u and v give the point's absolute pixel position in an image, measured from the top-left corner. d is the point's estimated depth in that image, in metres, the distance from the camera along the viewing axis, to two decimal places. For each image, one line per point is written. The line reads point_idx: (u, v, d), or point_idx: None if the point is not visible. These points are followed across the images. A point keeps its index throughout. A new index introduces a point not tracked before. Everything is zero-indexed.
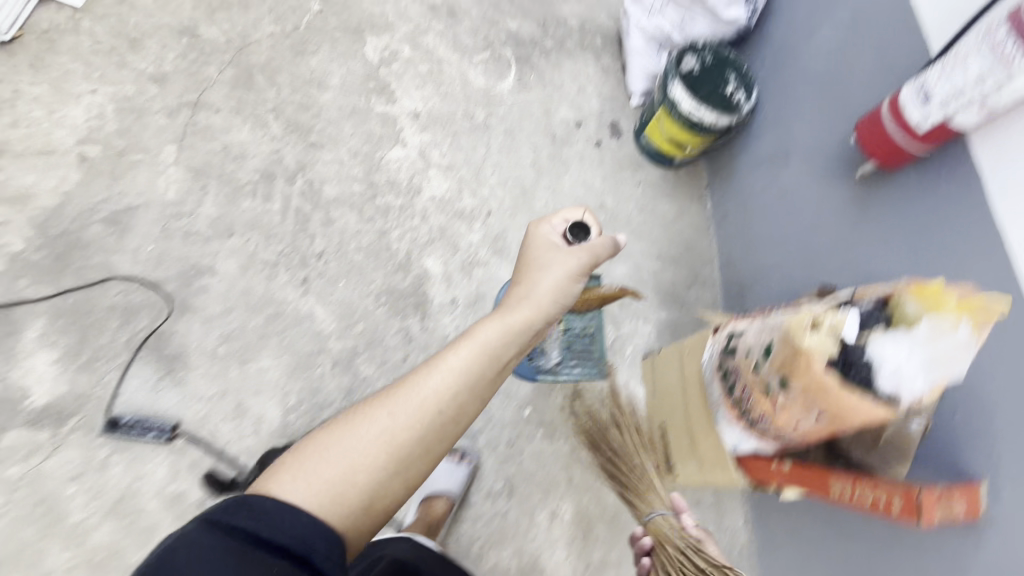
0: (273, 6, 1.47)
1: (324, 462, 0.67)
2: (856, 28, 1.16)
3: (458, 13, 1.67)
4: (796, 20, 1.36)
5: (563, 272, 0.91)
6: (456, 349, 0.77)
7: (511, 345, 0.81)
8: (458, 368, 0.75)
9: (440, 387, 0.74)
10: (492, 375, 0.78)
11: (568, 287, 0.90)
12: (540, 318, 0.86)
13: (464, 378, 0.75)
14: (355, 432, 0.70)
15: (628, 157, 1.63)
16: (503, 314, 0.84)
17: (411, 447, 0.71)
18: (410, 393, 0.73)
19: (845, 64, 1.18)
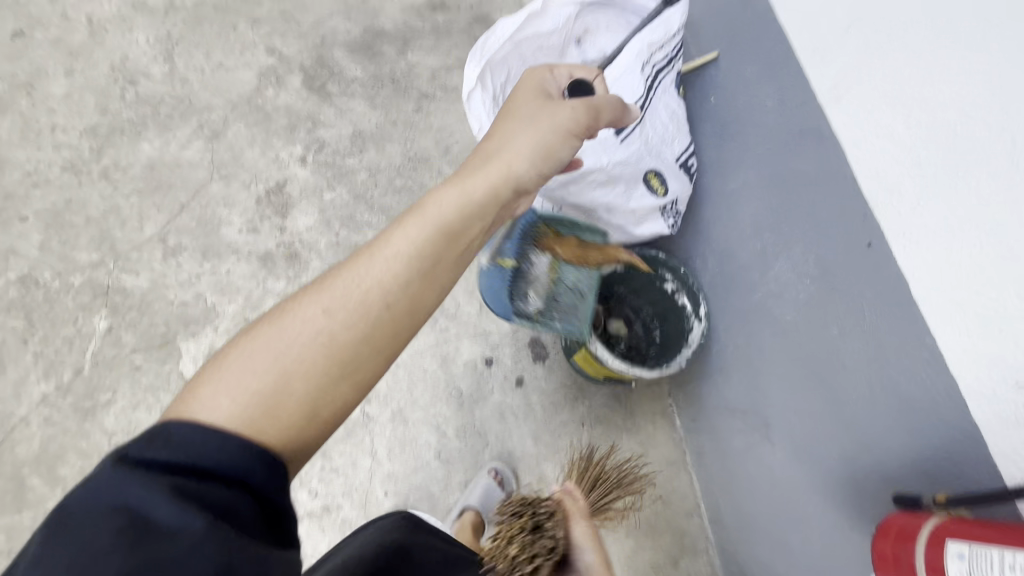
0: (38, 350, 1.10)
1: (246, 372, 0.52)
2: (828, 292, 0.78)
3: (300, 253, 1.29)
4: (736, 227, 0.96)
5: (560, 136, 0.68)
6: (400, 230, 0.60)
7: (474, 220, 0.63)
8: (410, 257, 0.58)
9: (387, 279, 0.57)
10: (443, 262, 0.61)
11: (555, 149, 0.68)
12: (507, 183, 0.65)
13: (418, 267, 0.59)
14: (285, 331, 0.54)
15: (561, 387, 1.26)
16: (464, 180, 0.64)
17: (357, 352, 0.55)
18: (351, 283, 0.57)
19: (821, 337, 0.80)
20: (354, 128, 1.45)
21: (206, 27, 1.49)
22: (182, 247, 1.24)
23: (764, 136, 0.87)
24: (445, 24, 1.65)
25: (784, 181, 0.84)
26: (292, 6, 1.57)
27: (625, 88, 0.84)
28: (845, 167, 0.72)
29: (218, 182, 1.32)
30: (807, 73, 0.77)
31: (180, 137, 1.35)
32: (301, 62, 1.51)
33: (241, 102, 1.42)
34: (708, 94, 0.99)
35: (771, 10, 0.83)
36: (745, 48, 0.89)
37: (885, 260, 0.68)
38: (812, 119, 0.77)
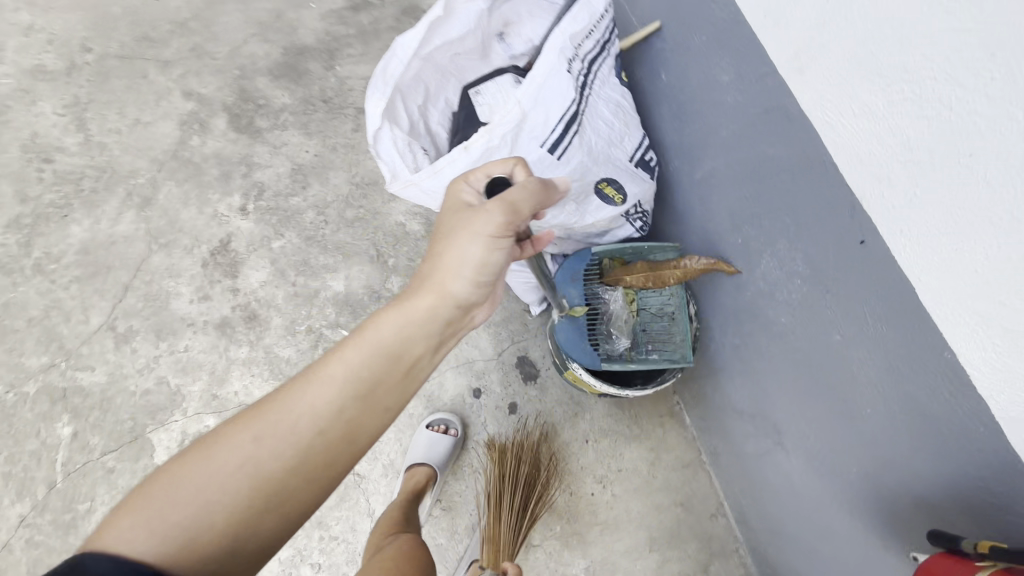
0: (7, 470, 1.06)
1: (163, 510, 0.44)
2: (823, 294, 0.67)
3: (258, 313, 1.20)
4: (712, 219, 0.85)
5: (487, 243, 0.55)
6: (342, 350, 0.52)
7: (417, 341, 0.54)
8: (353, 380, 0.51)
9: (327, 406, 0.50)
10: (391, 388, 0.53)
11: (491, 257, 0.56)
12: (448, 303, 0.56)
13: (362, 392, 0.52)
14: (210, 463, 0.47)
15: (558, 406, 1.18)
16: (403, 298, 0.55)
17: (293, 488, 0.49)
18: (285, 412, 0.49)
19: (824, 344, 0.69)
20: (293, 163, 1.34)
21: (115, 82, 1.37)
22: (134, 331, 1.16)
23: (727, 116, 0.74)
24: (371, 26, 1.50)
25: (756, 168, 0.72)
26: (202, 40, 1.44)
27: (552, 96, 0.70)
28: (824, 152, 0.60)
29: (159, 252, 1.23)
30: (761, 39, 0.63)
31: (109, 211, 1.25)
32: (223, 100, 1.38)
33: (166, 158, 1.31)
34: (658, 70, 0.86)
35: None
36: (688, 14, 0.76)
37: (886, 261, 0.56)
38: (775, 96, 0.64)
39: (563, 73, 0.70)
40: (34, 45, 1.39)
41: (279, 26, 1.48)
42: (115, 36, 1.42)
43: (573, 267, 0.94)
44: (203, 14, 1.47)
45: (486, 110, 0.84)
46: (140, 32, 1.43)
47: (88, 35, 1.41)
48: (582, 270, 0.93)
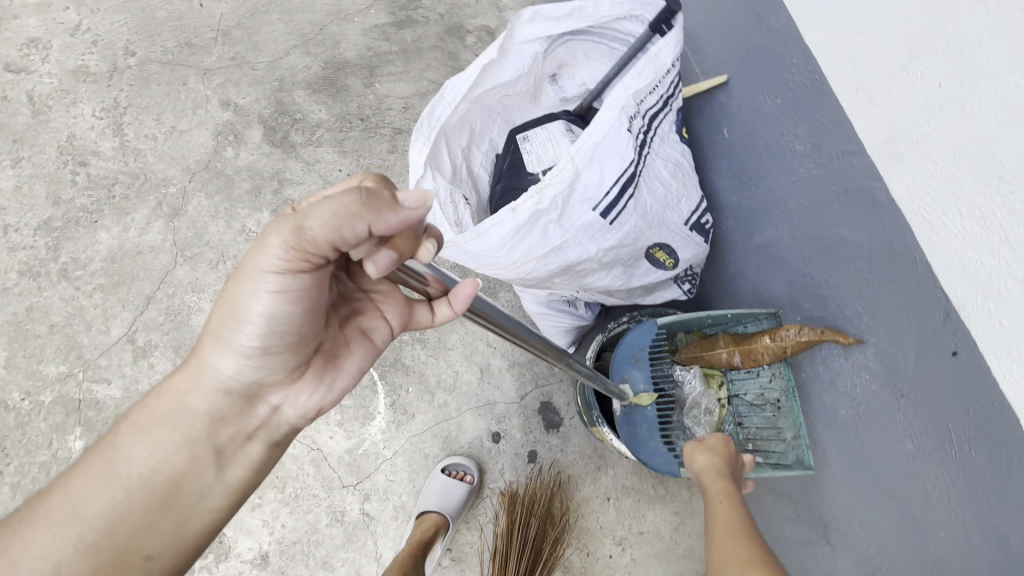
0: (16, 481, 1.04)
1: None
2: (896, 398, 0.60)
3: None
4: (768, 289, 0.79)
5: (264, 293, 0.43)
6: (93, 457, 0.51)
7: (172, 440, 0.50)
8: (92, 506, 0.49)
9: (59, 528, 0.48)
10: (145, 508, 0.50)
11: (277, 313, 0.45)
12: (198, 408, 0.50)
13: (108, 512, 0.49)
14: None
15: (580, 458, 1.12)
16: (156, 397, 0.51)
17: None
18: (25, 532, 0.48)
19: (891, 450, 0.62)
20: (325, 182, 1.30)
21: (154, 87, 1.36)
22: (152, 346, 1.14)
23: (797, 187, 0.68)
24: (414, 44, 1.47)
25: (825, 248, 0.66)
26: (244, 49, 1.43)
27: (609, 155, 0.64)
28: (915, 248, 0.53)
29: (184, 265, 1.21)
30: (851, 117, 0.57)
31: (139, 219, 1.24)
32: (259, 111, 1.36)
33: (199, 169, 1.29)
34: (720, 125, 0.80)
35: (794, 26, 0.63)
36: (762, 73, 0.70)
37: (980, 380, 0.50)
38: (859, 177, 0.58)
39: (624, 131, 0.64)
40: (79, 45, 1.39)
41: (321, 39, 1.46)
42: (159, 41, 1.41)
43: (637, 341, 0.85)
44: (247, 22, 1.46)
45: (532, 157, 0.77)
46: (183, 38, 1.42)
47: (132, 38, 1.40)
48: (648, 347, 0.86)
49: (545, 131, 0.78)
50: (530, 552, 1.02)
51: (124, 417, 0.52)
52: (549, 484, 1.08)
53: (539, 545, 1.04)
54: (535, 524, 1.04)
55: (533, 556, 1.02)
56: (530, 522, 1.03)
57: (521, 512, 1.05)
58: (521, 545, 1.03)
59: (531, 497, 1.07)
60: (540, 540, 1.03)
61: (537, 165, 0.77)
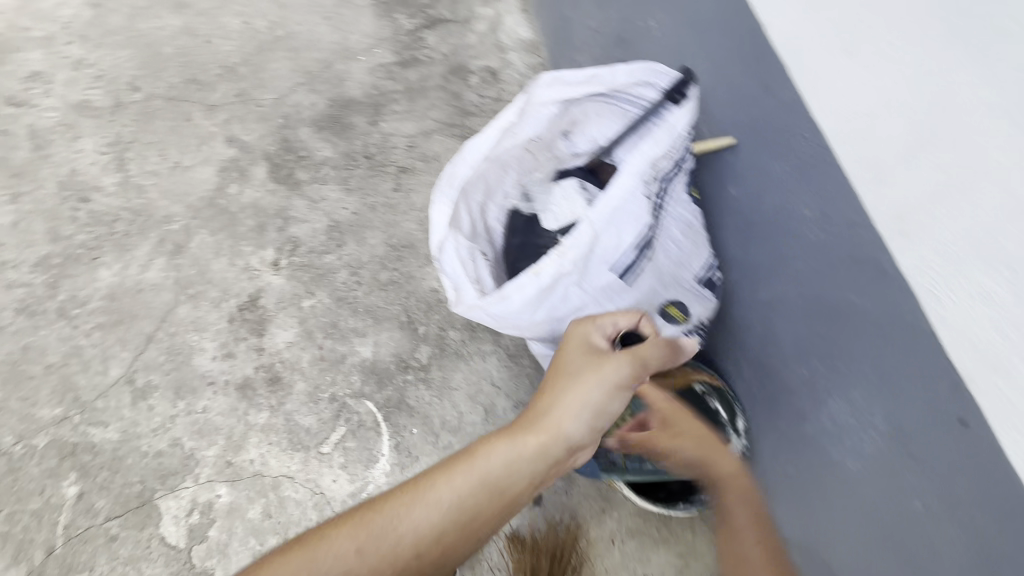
0: (6, 530, 1.01)
1: None
2: (905, 459, 0.62)
3: (281, 375, 1.16)
4: (774, 340, 0.81)
5: (611, 393, 0.64)
6: (453, 474, 0.63)
7: (519, 479, 0.63)
8: (448, 500, 0.62)
9: (417, 526, 0.61)
10: (486, 515, 0.63)
11: (604, 409, 0.64)
12: (550, 445, 0.64)
13: (461, 509, 0.62)
14: (319, 555, 0.59)
15: (585, 500, 1.12)
16: (509, 436, 0.64)
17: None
18: (388, 520, 0.61)
19: (899, 507, 0.65)
20: (330, 220, 1.31)
21: (159, 123, 1.36)
22: (152, 387, 1.12)
23: (803, 249, 0.71)
24: (418, 83, 1.50)
25: (831, 310, 0.69)
26: (249, 85, 1.44)
27: (625, 218, 0.67)
28: (922, 319, 0.56)
29: (186, 304, 1.20)
30: (857, 190, 0.61)
31: (140, 256, 1.22)
32: (264, 148, 1.37)
33: (202, 206, 1.29)
34: (727, 183, 0.83)
35: (801, 100, 0.67)
36: (768, 139, 0.73)
37: (988, 450, 0.52)
38: (867, 248, 0.61)
39: (641, 196, 0.67)
40: (82, 79, 1.39)
41: (327, 77, 1.48)
42: (163, 76, 1.41)
43: None
44: (253, 59, 1.47)
45: (549, 215, 0.80)
46: (188, 74, 1.43)
47: (136, 73, 1.41)
48: None
49: (560, 190, 0.81)
50: None
51: (483, 439, 0.65)
52: (573, 526, 1.11)
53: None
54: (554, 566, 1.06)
55: None
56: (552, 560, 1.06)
57: (541, 551, 1.07)
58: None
59: (556, 535, 1.10)
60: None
61: (552, 223, 0.80)
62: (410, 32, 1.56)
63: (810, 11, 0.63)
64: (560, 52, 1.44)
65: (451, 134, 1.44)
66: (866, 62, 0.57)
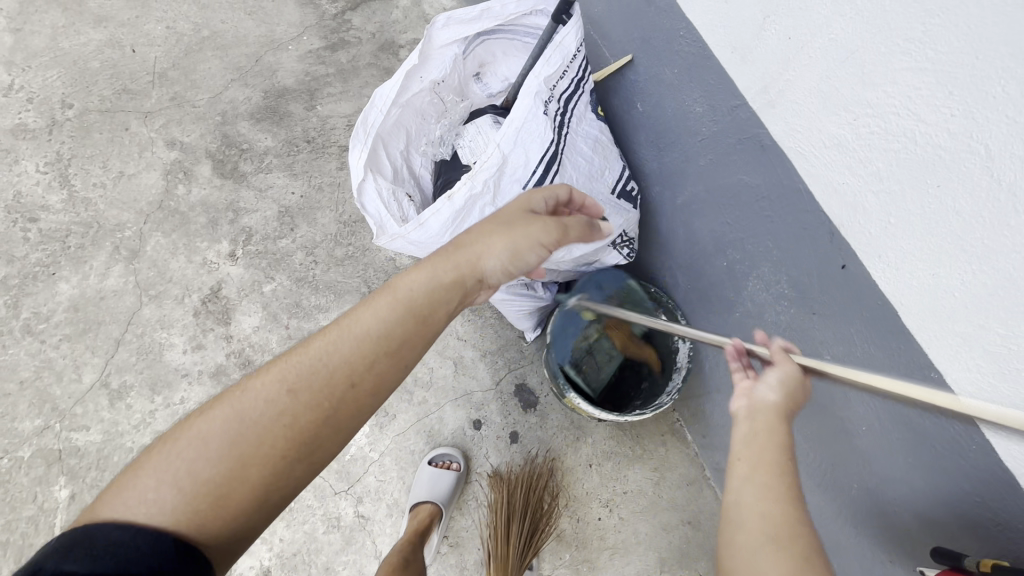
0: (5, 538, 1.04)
1: (195, 437, 0.46)
2: (810, 317, 0.68)
3: (252, 359, 1.20)
4: (696, 242, 0.87)
5: (535, 245, 0.57)
6: (370, 303, 0.53)
7: (441, 307, 0.54)
8: (370, 327, 0.51)
9: (339, 358, 0.50)
10: (412, 346, 0.52)
11: (525, 253, 0.57)
12: (470, 275, 0.55)
13: (382, 340, 0.51)
14: (238, 406, 0.48)
15: (559, 432, 1.18)
16: (429, 261, 0.55)
17: (286, 438, 0.47)
18: (301, 360, 0.50)
19: (814, 363, 0.70)
20: (279, 206, 1.34)
21: (97, 136, 1.38)
22: (128, 386, 1.15)
23: (701, 146, 0.76)
24: (350, 64, 1.52)
25: (732, 196, 0.74)
26: (183, 88, 1.45)
27: (530, 139, 0.71)
28: (799, 180, 0.61)
29: (149, 305, 1.22)
30: (731, 75, 0.65)
31: (98, 265, 1.25)
32: (206, 147, 1.39)
33: (152, 209, 1.31)
34: (633, 102, 0.88)
35: (676, 4, 0.71)
36: (658, 49, 0.78)
37: (867, 284, 0.58)
38: (748, 127, 0.66)
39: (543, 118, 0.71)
40: (14, 104, 1.39)
41: (259, 70, 1.50)
42: (95, 90, 1.42)
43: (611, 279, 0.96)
44: (182, 63, 1.49)
45: (467, 151, 0.83)
46: (120, 85, 1.44)
47: (67, 90, 1.42)
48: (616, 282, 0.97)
49: (475, 127, 0.84)
50: (529, 509, 1.09)
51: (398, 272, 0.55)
52: (547, 451, 1.17)
53: (539, 503, 1.10)
54: (529, 488, 1.11)
55: (532, 513, 1.09)
56: (526, 482, 1.12)
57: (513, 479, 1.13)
58: (517, 505, 1.09)
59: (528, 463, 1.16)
60: (540, 496, 1.11)
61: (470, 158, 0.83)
62: (335, 16, 1.58)
63: None
64: None
65: None
66: None
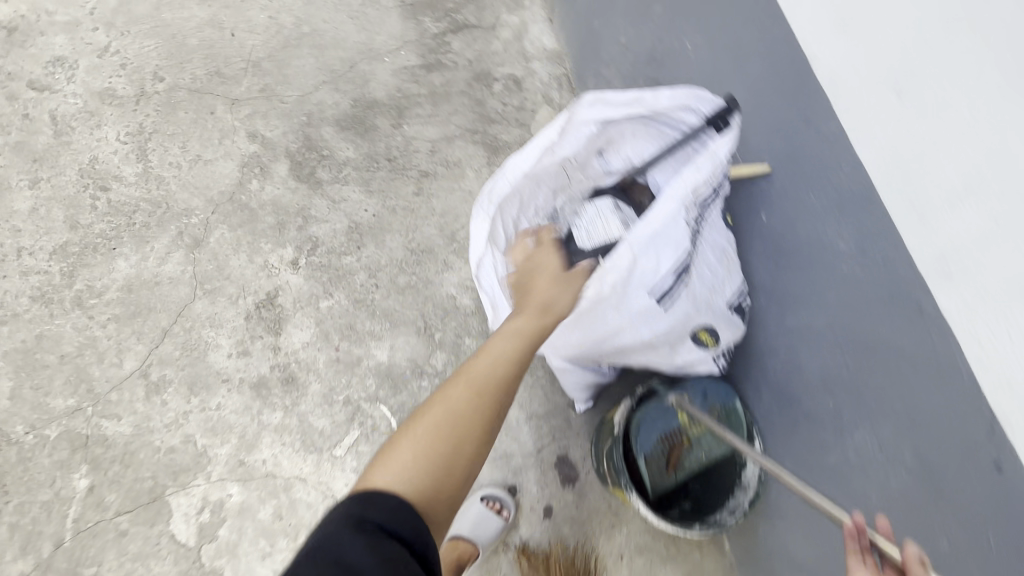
0: (16, 519, 1.01)
1: (418, 436, 0.57)
2: (932, 497, 0.63)
3: (296, 376, 1.16)
4: (798, 369, 0.82)
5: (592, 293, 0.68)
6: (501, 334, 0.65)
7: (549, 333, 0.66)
8: (514, 347, 0.63)
9: (498, 370, 0.61)
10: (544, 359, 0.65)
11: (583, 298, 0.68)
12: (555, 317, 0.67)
13: (524, 357, 0.63)
14: (442, 409, 0.58)
15: (594, 515, 1.13)
16: (531, 305, 0.67)
17: (481, 419, 0.59)
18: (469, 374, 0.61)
19: (923, 543, 0.65)
20: (350, 221, 1.31)
21: (182, 114, 1.36)
22: (166, 381, 1.11)
23: (836, 282, 0.72)
24: (442, 87, 1.50)
25: (862, 345, 0.69)
26: (274, 81, 1.43)
27: (666, 242, 0.67)
28: (961, 363, 0.57)
29: (202, 299, 1.19)
30: (899, 230, 0.61)
31: (159, 248, 1.22)
32: (287, 145, 1.37)
33: (222, 200, 1.28)
34: (759, 211, 0.84)
35: (844, 137, 0.67)
36: (807, 172, 0.74)
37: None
38: (906, 287, 0.62)
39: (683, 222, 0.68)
40: (106, 66, 1.38)
41: (352, 76, 1.47)
42: (188, 68, 1.41)
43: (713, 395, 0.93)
44: (278, 55, 1.47)
45: (581, 233, 0.78)
46: (213, 66, 1.42)
47: (160, 63, 1.40)
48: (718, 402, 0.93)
49: (594, 209, 0.80)
50: None
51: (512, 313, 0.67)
52: (584, 536, 1.12)
53: None
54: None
55: None
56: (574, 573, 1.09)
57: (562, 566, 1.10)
58: None
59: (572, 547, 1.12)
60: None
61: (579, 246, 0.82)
62: (436, 36, 1.56)
63: (863, 49, 0.63)
64: (586, 65, 1.45)
65: (474, 139, 1.44)
66: (918, 107, 0.57)
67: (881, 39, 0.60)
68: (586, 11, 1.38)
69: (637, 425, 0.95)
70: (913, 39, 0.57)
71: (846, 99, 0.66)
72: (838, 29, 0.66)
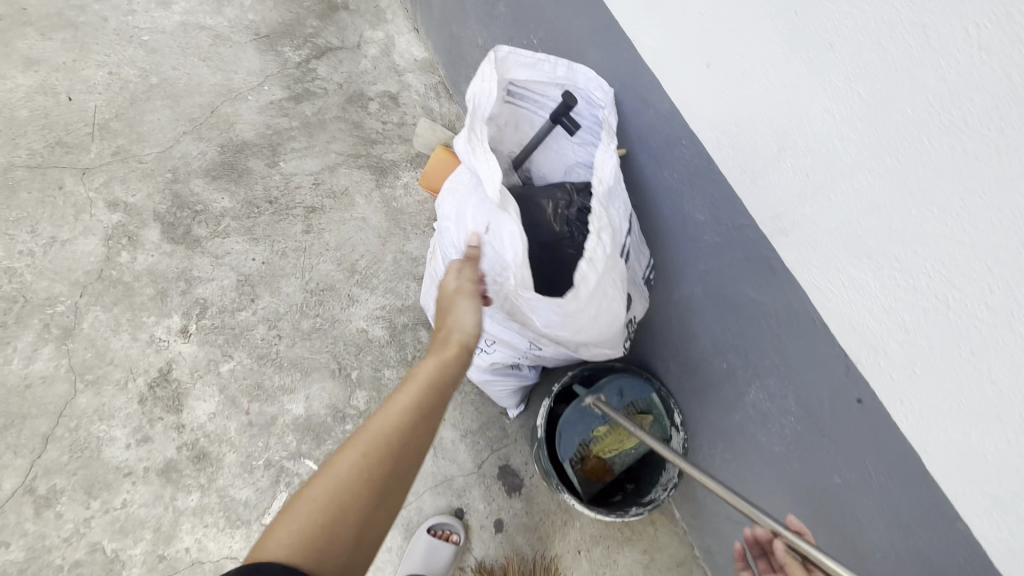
0: None
1: (305, 498, 0.47)
2: (818, 436, 0.66)
3: (208, 451, 1.09)
4: (693, 339, 0.84)
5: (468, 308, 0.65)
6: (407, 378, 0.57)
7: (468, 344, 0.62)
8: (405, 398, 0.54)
9: (391, 425, 0.52)
10: (437, 400, 0.56)
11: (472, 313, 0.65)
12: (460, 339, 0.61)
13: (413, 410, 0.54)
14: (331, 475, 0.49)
15: (545, 518, 1.13)
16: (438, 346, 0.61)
17: (366, 488, 0.49)
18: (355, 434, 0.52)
19: (823, 482, 0.68)
20: (238, 274, 1.23)
21: (25, 196, 1.24)
22: (57, 492, 1.03)
23: (702, 252, 0.74)
24: (315, 116, 1.43)
25: (737, 306, 0.72)
26: (127, 141, 1.33)
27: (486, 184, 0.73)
28: (814, 311, 0.59)
29: (84, 392, 1.09)
30: (739, 194, 0.64)
31: (24, 347, 1.11)
32: (154, 208, 1.27)
33: (89, 280, 1.18)
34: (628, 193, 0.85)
35: (677, 112, 0.68)
36: (656, 150, 0.75)
37: (885, 423, 0.57)
38: (757, 247, 0.64)
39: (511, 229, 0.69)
40: None
41: (214, 121, 1.38)
42: (24, 143, 1.29)
43: (628, 388, 0.95)
44: (127, 113, 1.36)
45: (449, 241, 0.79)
46: (53, 137, 1.30)
47: None
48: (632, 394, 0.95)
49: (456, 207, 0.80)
50: None
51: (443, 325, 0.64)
52: (541, 540, 1.11)
53: None
54: None
55: None
56: None
57: None
58: None
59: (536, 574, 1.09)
60: None
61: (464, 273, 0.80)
62: (299, 64, 1.48)
63: (672, 25, 0.63)
64: (457, 71, 1.42)
65: (358, 163, 1.39)
66: (726, 75, 0.59)
67: (683, 16, 0.61)
68: (446, 18, 1.35)
69: (561, 433, 0.96)
70: (707, 13, 0.58)
71: (670, 76, 0.67)
72: (647, 10, 0.66)
